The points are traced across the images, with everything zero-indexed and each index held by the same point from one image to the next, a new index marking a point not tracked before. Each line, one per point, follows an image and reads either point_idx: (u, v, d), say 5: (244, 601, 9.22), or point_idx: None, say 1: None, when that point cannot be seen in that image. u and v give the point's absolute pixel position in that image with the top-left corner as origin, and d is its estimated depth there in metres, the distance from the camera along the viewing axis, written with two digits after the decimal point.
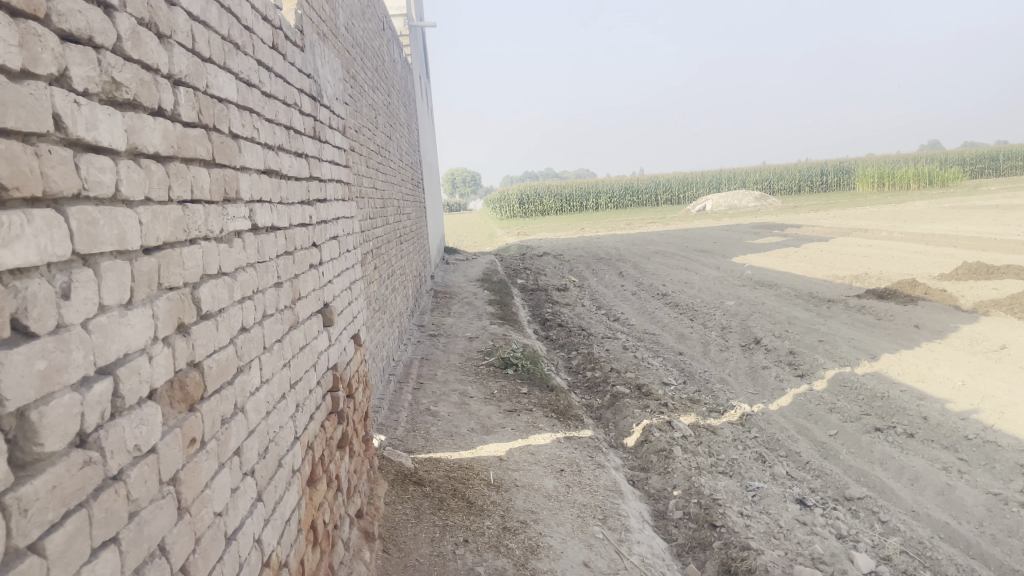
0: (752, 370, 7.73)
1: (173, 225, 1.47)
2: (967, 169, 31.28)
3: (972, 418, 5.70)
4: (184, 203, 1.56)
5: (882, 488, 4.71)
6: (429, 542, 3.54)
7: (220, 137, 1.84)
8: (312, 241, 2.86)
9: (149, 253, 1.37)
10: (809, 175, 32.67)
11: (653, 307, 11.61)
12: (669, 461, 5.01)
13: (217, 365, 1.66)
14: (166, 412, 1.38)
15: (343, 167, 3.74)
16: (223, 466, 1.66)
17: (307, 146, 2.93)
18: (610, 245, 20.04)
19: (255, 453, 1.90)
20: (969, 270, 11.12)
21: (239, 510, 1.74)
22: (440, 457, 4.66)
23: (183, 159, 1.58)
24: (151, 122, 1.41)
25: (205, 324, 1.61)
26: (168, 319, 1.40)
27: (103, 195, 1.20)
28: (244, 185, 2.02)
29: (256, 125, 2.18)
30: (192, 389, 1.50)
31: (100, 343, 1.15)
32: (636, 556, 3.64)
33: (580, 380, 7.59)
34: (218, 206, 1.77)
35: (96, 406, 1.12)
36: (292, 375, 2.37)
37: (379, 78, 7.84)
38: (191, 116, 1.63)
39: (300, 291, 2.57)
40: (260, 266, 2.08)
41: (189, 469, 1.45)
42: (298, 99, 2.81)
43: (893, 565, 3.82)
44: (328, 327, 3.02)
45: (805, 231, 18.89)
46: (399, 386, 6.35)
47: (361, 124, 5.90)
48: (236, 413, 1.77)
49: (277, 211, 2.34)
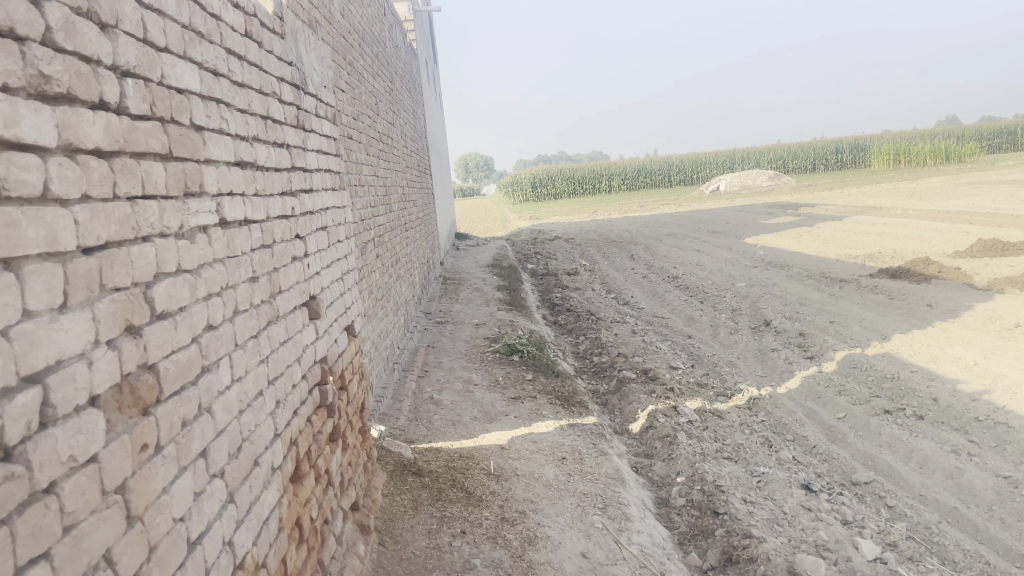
0: (761, 352, 7.64)
1: (119, 223, 1.42)
2: (985, 144, 30.77)
3: (983, 399, 5.60)
4: (133, 199, 1.51)
5: (891, 472, 4.64)
6: (426, 534, 3.50)
7: (179, 130, 1.78)
8: (295, 232, 2.81)
9: (90, 253, 1.32)
10: (823, 153, 32.29)
11: (663, 290, 11.49)
12: (674, 447, 4.94)
13: (177, 366, 1.61)
14: (112, 418, 1.33)
15: (332, 156, 3.68)
16: (185, 470, 1.62)
17: (288, 135, 2.87)
18: (622, 228, 19.92)
19: (225, 454, 1.85)
20: (985, 248, 10.93)
21: (205, 514, 1.70)
22: (441, 446, 4.62)
23: (133, 154, 1.52)
24: (90, 115, 1.35)
25: (160, 324, 1.55)
26: (112, 321, 1.35)
27: (28, 195, 1.15)
28: (210, 178, 1.96)
29: (224, 116, 2.12)
30: (144, 393, 1.45)
31: (25, 350, 1.10)
32: (635, 546, 3.58)
33: (587, 365, 7.54)
34: (177, 201, 1.72)
35: (20, 417, 1.07)
36: (271, 371, 2.31)
37: (380, 64, 7.76)
38: (142, 109, 1.58)
39: (280, 285, 2.51)
40: (230, 261, 2.03)
41: (140, 476, 1.40)
42: (277, 88, 2.75)
43: (900, 551, 3.74)
44: (314, 320, 2.97)
45: (819, 211, 18.67)
46: (403, 374, 6.31)
47: (359, 111, 5.84)
48: (201, 414, 1.73)
49: (250, 203, 2.29)
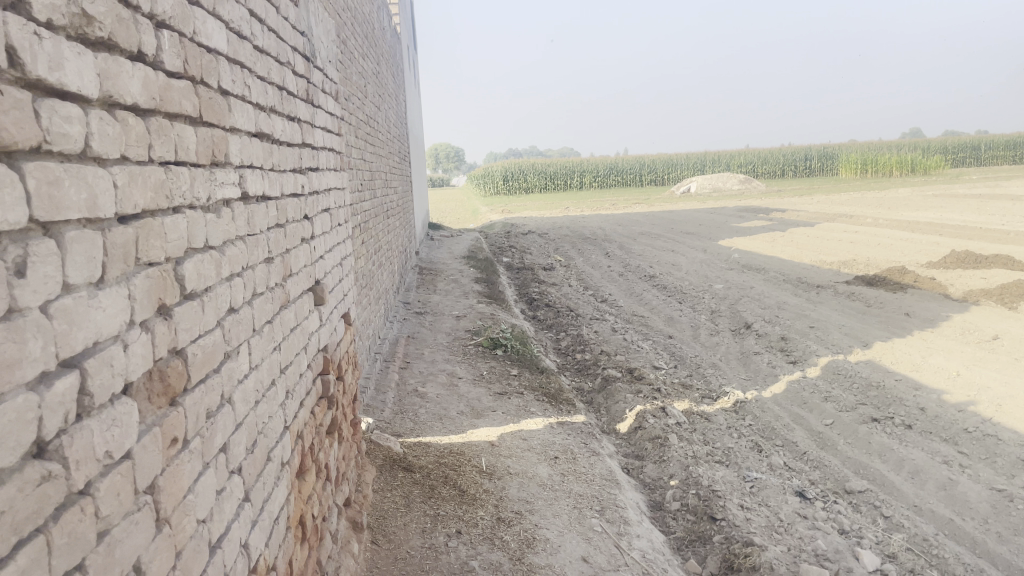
0: (744, 355, 7.60)
1: (155, 190, 1.27)
2: (950, 158, 31.30)
3: (970, 411, 5.60)
4: (166, 164, 1.35)
5: (883, 481, 4.60)
6: (420, 533, 3.37)
7: (208, 92, 1.62)
8: (304, 212, 2.65)
9: (126, 222, 1.17)
10: (793, 160, 32.60)
11: (641, 289, 11.41)
12: (665, 449, 4.86)
13: (203, 352, 1.46)
14: (143, 409, 1.18)
15: (335, 134, 3.50)
16: (208, 466, 1.46)
17: (299, 109, 2.70)
18: (595, 225, 19.83)
19: (243, 448, 1.69)
20: (958, 259, 11.04)
21: (225, 514, 1.54)
22: (430, 442, 4.48)
23: (166, 114, 1.37)
24: (129, 67, 1.20)
25: (189, 305, 1.40)
26: (147, 299, 1.20)
27: (69, 150, 0.99)
28: (234, 148, 1.80)
29: (246, 82, 1.96)
30: (173, 380, 1.30)
31: (64, 331, 0.95)
32: (637, 551, 3.48)
33: (570, 362, 7.44)
34: (205, 170, 1.56)
35: (59, 408, 0.92)
36: (283, 360, 2.16)
37: (369, 45, 7.54)
38: (176, 66, 1.42)
39: (291, 268, 2.36)
40: (249, 239, 1.87)
41: (169, 474, 1.25)
42: (291, 58, 2.58)
43: (900, 563, 3.69)
44: (319, 306, 2.81)
45: (790, 216, 18.78)
46: (385, 365, 6.15)
47: (351, 91, 5.64)
48: (223, 404, 1.57)
49: (268, 178, 2.13)
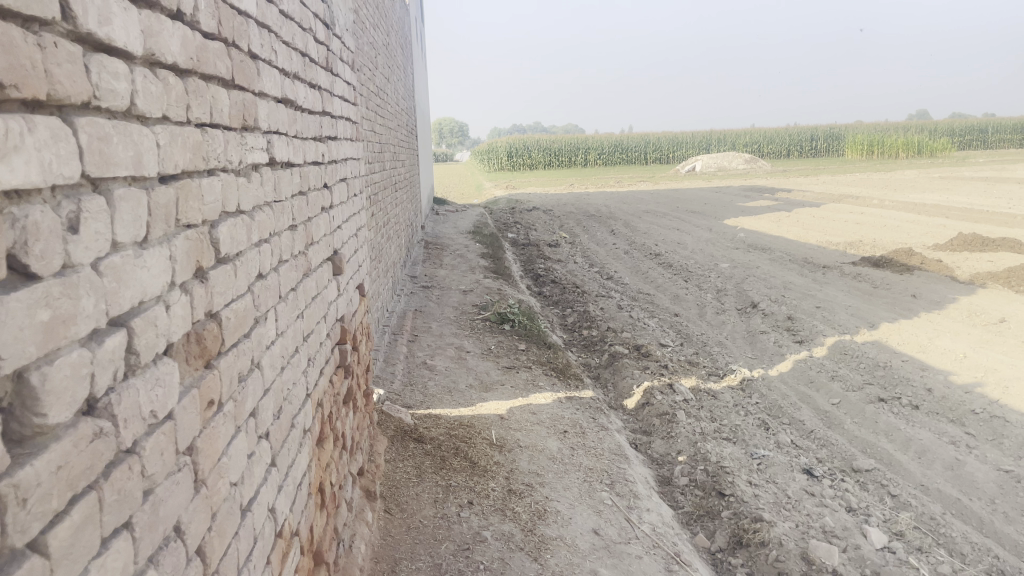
0: (750, 334, 7.60)
1: (193, 151, 1.26)
2: (957, 140, 31.10)
3: (977, 392, 5.60)
4: (202, 126, 1.34)
5: (891, 460, 4.62)
6: (432, 503, 3.38)
7: (239, 55, 1.60)
8: (324, 180, 2.63)
9: (166, 182, 1.16)
10: (799, 140, 32.43)
11: (647, 267, 11.39)
12: (673, 426, 4.87)
13: (235, 316, 1.46)
14: (182, 370, 1.18)
15: (351, 103, 3.48)
16: (239, 430, 1.47)
17: (320, 77, 2.68)
18: (600, 202, 19.75)
19: (271, 414, 1.70)
20: (965, 242, 10.99)
21: (255, 478, 1.55)
22: (440, 414, 4.49)
23: (202, 75, 1.35)
24: (169, 26, 1.19)
25: (223, 268, 1.40)
26: (186, 261, 1.20)
27: (116, 107, 0.99)
28: (262, 112, 1.79)
29: (273, 47, 1.94)
30: (209, 342, 1.30)
31: (114, 288, 0.94)
32: (647, 525, 3.50)
33: (576, 338, 7.45)
34: (237, 133, 1.55)
35: (108, 365, 0.92)
36: (306, 327, 2.16)
37: (380, 17, 7.47)
38: (211, 26, 1.40)
39: (313, 236, 2.35)
40: (276, 205, 1.86)
41: (206, 436, 1.26)
42: (314, 25, 2.56)
43: (907, 541, 3.72)
44: (337, 276, 2.81)
45: (795, 196, 18.69)
46: (394, 338, 6.16)
47: (363, 61, 5.59)
48: (253, 369, 1.57)
49: (292, 145, 2.12)
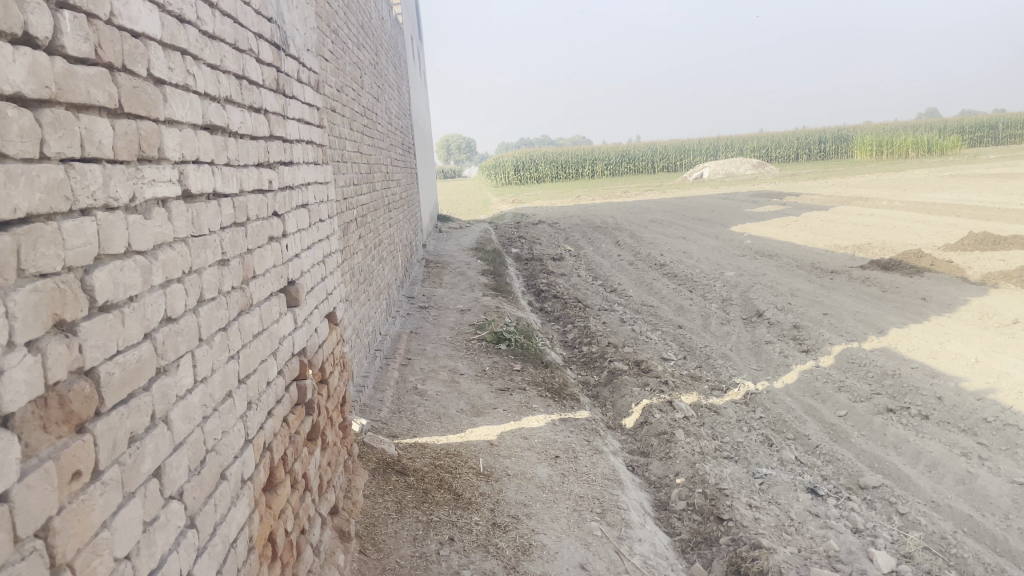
0: (755, 344, 7.38)
1: (48, 191, 1.12)
2: (968, 136, 30.65)
3: (989, 399, 5.39)
4: (70, 162, 1.21)
5: (899, 475, 4.43)
6: (411, 541, 3.22)
7: (133, 81, 1.46)
8: (273, 209, 2.49)
9: (4, 230, 1.02)
10: (806, 143, 32.13)
11: (651, 278, 11.17)
12: (672, 446, 4.68)
13: (124, 370, 1.31)
14: (31, 440, 1.05)
15: (314, 125, 3.33)
16: (133, 495, 1.32)
17: (266, 100, 2.54)
18: (606, 214, 19.52)
19: (184, 471, 1.55)
20: (976, 241, 10.74)
21: (158, 546, 1.40)
22: (427, 443, 4.32)
23: (70, 104, 1.22)
24: (8, 52, 1.06)
25: (103, 318, 1.26)
26: (34, 316, 1.06)
27: None
28: (171, 142, 1.64)
29: (189, 70, 1.79)
30: (79, 404, 1.16)
31: None
32: (638, 557, 3.33)
33: (576, 355, 7.27)
34: (128, 166, 1.41)
35: None
36: (243, 368, 2.01)
37: (365, 35, 7.33)
38: (83, 50, 1.26)
39: (254, 268, 2.20)
40: (194, 241, 1.72)
41: (72, 511, 1.12)
42: (255, 45, 2.41)
43: (916, 564, 3.52)
44: (293, 307, 2.66)
45: (804, 200, 18.41)
46: (385, 362, 6.00)
47: (342, 81, 5.45)
48: (155, 425, 1.43)
49: (221, 173, 1.97)
